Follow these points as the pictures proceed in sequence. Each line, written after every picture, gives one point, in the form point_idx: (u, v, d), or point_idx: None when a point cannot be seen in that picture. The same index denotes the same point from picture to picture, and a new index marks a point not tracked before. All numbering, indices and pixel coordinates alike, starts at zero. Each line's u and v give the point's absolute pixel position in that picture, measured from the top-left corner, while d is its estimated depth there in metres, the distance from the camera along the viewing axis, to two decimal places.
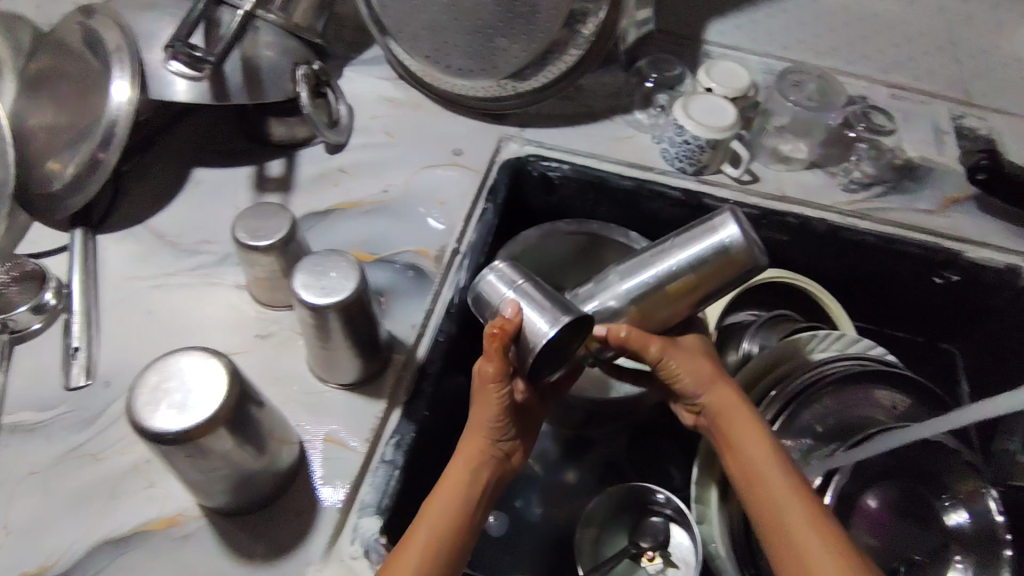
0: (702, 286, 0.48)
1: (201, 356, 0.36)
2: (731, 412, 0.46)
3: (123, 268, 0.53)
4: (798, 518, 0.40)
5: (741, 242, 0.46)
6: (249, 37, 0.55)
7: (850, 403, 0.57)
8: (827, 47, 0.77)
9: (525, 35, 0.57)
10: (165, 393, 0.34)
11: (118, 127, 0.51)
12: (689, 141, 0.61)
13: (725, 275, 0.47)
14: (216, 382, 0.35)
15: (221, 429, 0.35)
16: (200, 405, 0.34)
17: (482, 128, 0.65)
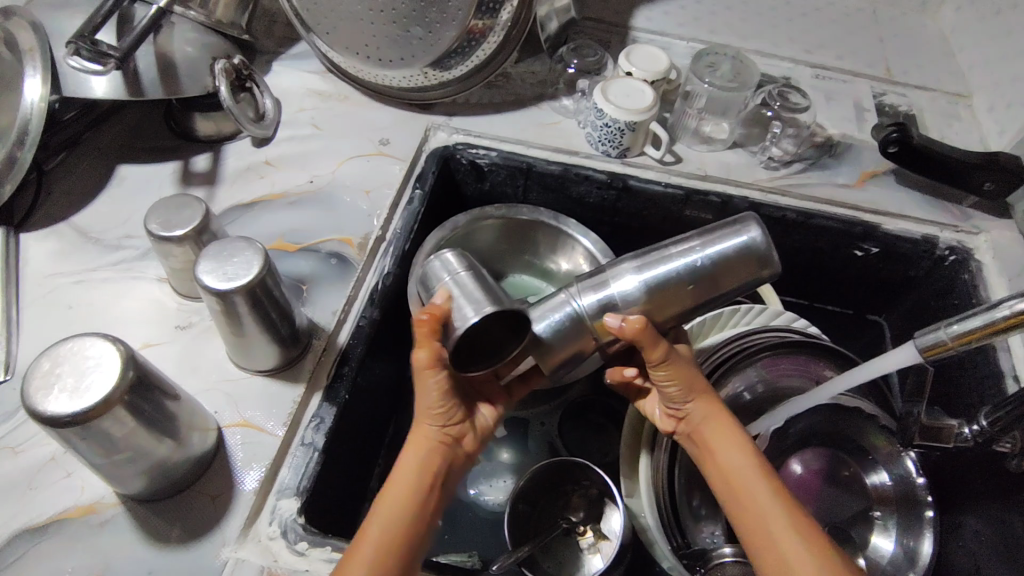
0: (717, 287, 0.43)
1: (99, 342, 0.37)
2: (715, 423, 0.45)
3: (45, 264, 0.54)
4: (787, 526, 0.39)
5: (766, 245, 0.42)
6: (165, 33, 0.56)
7: (774, 375, 0.57)
8: (752, 31, 0.79)
9: (440, 24, 0.59)
10: (58, 378, 0.35)
11: (31, 126, 0.52)
12: (609, 124, 0.62)
13: (744, 277, 0.43)
14: (110, 365, 0.36)
15: (116, 412, 0.36)
16: (95, 388, 0.35)
17: (410, 119, 0.67)
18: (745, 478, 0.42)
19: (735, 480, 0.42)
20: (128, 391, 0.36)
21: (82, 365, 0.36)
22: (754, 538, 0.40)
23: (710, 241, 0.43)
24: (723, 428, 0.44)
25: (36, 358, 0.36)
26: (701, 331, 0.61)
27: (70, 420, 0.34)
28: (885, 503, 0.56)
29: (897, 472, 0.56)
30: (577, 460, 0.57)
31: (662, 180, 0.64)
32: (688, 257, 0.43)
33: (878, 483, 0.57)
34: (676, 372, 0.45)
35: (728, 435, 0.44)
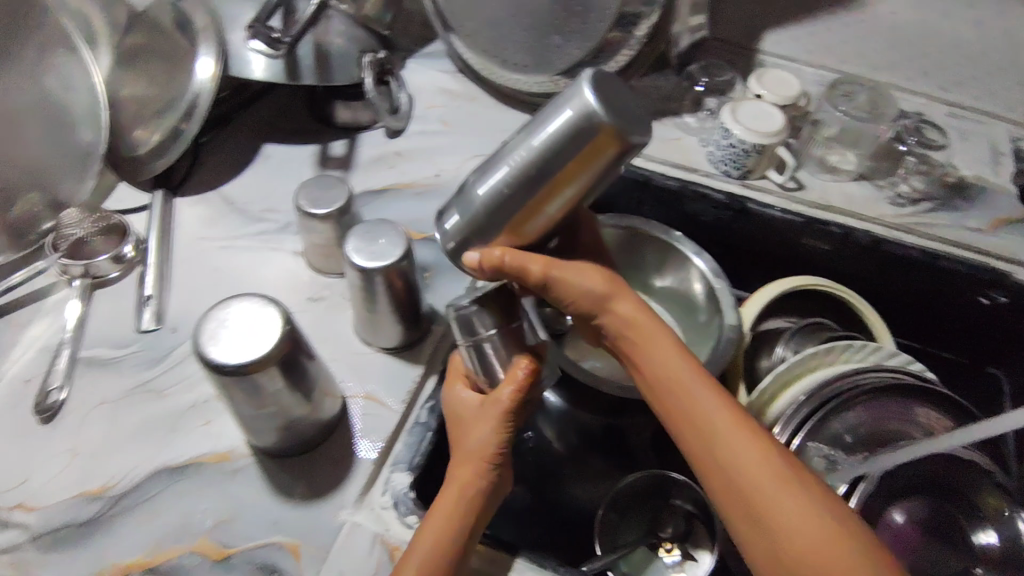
0: (588, 177, 0.35)
1: (264, 304, 0.40)
2: (643, 336, 0.39)
3: (196, 228, 0.58)
4: (757, 471, 0.34)
5: (604, 115, 0.32)
6: (323, 25, 0.60)
7: (872, 415, 0.56)
8: (884, 63, 0.77)
9: (580, 34, 0.60)
10: (228, 329, 0.38)
11: (200, 101, 0.56)
12: (735, 145, 0.62)
13: (595, 163, 0.34)
14: (272, 325, 0.39)
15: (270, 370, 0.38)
16: (254, 345, 0.38)
17: (525, 119, 0.68)
18: (705, 414, 0.36)
19: (683, 400, 0.37)
20: (283, 352, 0.39)
21: (246, 322, 0.39)
22: (716, 464, 0.35)
23: (542, 123, 0.34)
24: (657, 343, 0.39)
25: (207, 312, 0.39)
26: (812, 361, 0.60)
27: (230, 371, 0.37)
28: (988, 563, 0.54)
29: (1007, 533, 0.53)
30: (672, 476, 0.57)
31: (783, 206, 0.63)
32: (512, 157, 0.35)
33: (983, 542, 0.54)
34: (576, 285, 0.39)
35: (664, 341, 0.39)
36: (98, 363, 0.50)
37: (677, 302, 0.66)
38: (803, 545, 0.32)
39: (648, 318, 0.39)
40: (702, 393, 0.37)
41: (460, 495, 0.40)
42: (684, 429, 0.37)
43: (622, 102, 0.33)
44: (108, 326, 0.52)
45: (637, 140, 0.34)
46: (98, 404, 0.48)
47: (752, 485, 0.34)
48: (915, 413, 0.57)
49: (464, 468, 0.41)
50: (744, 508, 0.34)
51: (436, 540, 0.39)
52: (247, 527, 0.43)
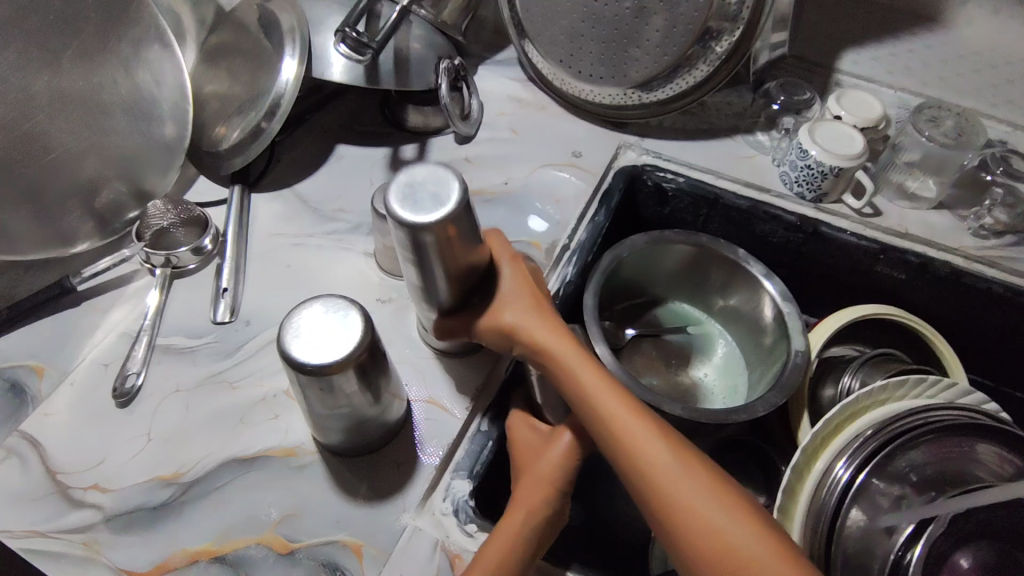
0: (454, 250, 0.40)
1: (347, 307, 0.40)
2: (564, 358, 0.43)
3: (271, 224, 0.59)
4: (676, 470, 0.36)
5: (413, 222, 0.37)
6: (403, 31, 0.61)
7: (943, 454, 0.53)
8: (968, 88, 0.75)
9: (661, 48, 0.60)
10: (311, 328, 0.39)
11: (283, 101, 0.57)
12: (812, 166, 0.61)
13: (449, 244, 0.39)
14: (353, 327, 0.39)
15: (348, 372, 0.39)
16: (336, 348, 0.38)
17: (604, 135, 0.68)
18: (625, 423, 0.39)
19: (595, 413, 0.40)
20: (363, 356, 0.39)
21: (328, 323, 0.39)
22: (627, 468, 0.38)
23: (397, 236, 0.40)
24: (574, 363, 0.43)
25: (292, 308, 0.40)
26: (881, 394, 0.58)
27: (310, 370, 0.38)
28: None
29: None
30: None
31: (857, 232, 0.62)
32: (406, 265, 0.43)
33: None
34: (494, 331, 0.46)
35: (585, 368, 0.42)
36: (174, 351, 0.51)
37: (741, 325, 0.66)
38: (718, 536, 0.33)
39: (556, 340, 0.44)
40: (609, 403, 0.40)
41: (527, 515, 0.40)
42: (614, 443, 0.39)
43: (421, 200, 0.37)
44: (185, 316, 0.53)
45: (451, 215, 0.37)
46: (173, 390, 0.49)
47: (657, 487, 0.36)
48: (989, 453, 0.54)
49: (531, 497, 0.41)
50: (666, 507, 0.35)
51: (503, 544, 0.39)
52: (311, 523, 0.44)
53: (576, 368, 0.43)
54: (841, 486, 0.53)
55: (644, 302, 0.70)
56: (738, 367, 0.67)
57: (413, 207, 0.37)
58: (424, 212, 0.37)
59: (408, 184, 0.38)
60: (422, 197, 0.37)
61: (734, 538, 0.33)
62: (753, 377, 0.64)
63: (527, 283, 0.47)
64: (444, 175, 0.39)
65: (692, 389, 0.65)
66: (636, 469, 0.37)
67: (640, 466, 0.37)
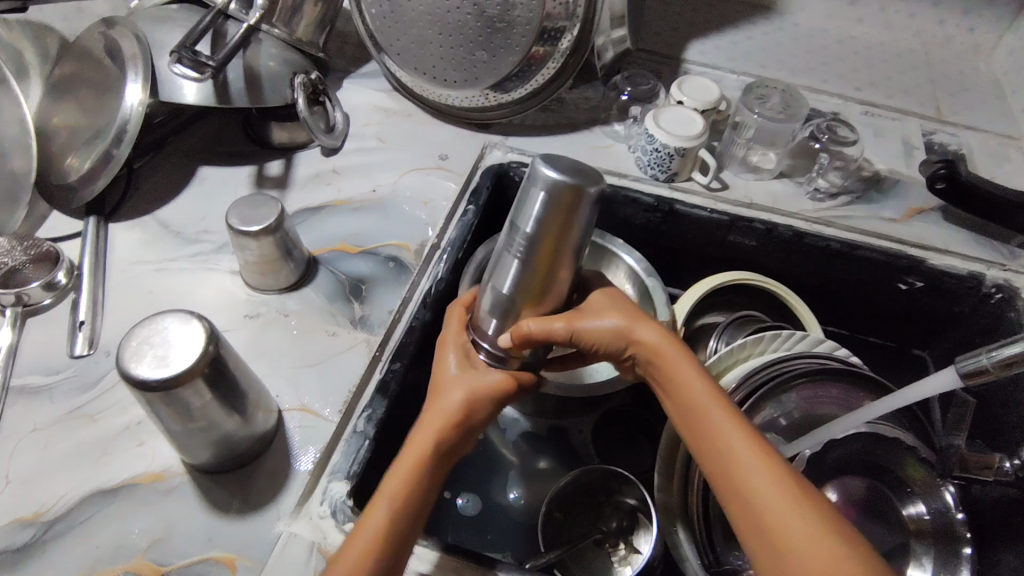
0: (570, 239, 0.38)
1: (192, 320, 0.40)
2: (664, 355, 0.43)
3: (131, 253, 0.58)
4: (782, 497, 0.35)
5: (566, 185, 0.35)
6: (253, 48, 0.62)
7: (800, 398, 0.58)
8: (802, 68, 0.81)
9: (504, 48, 0.62)
10: (151, 346, 0.39)
11: (129, 126, 0.56)
12: (659, 149, 0.65)
13: (576, 215, 0.36)
14: (195, 340, 0.39)
15: (200, 383, 0.39)
16: (178, 361, 0.38)
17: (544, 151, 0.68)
18: (728, 438, 0.38)
19: (696, 411, 0.40)
20: (212, 364, 0.39)
21: (170, 337, 0.39)
22: (714, 467, 0.38)
23: (520, 215, 0.38)
24: (673, 367, 0.42)
25: (132, 325, 0.39)
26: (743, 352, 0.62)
27: (150, 383, 0.37)
28: (922, 535, 0.55)
29: (935, 505, 0.55)
30: (616, 474, 0.58)
31: (709, 207, 0.66)
32: (515, 241, 0.39)
33: (915, 514, 0.56)
34: (596, 335, 0.45)
35: (688, 372, 0.42)
36: (30, 391, 0.50)
37: None
38: (789, 540, 0.34)
39: (668, 342, 0.44)
40: (717, 414, 0.39)
41: (433, 441, 0.40)
42: (710, 454, 0.39)
43: (562, 168, 0.36)
44: (40, 354, 0.52)
45: (591, 193, 0.36)
46: (29, 431, 0.48)
47: (738, 480, 0.37)
48: (846, 394, 0.59)
49: (439, 421, 0.41)
50: (759, 534, 0.35)
51: (404, 486, 0.38)
52: (182, 544, 0.43)
53: (676, 370, 0.42)
54: None
55: None
56: None
57: (557, 173, 0.36)
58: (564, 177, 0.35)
59: (554, 159, 0.37)
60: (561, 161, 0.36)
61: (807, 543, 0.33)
62: None
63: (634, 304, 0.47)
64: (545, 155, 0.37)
65: None
66: (728, 484, 0.37)
67: (731, 463, 0.37)
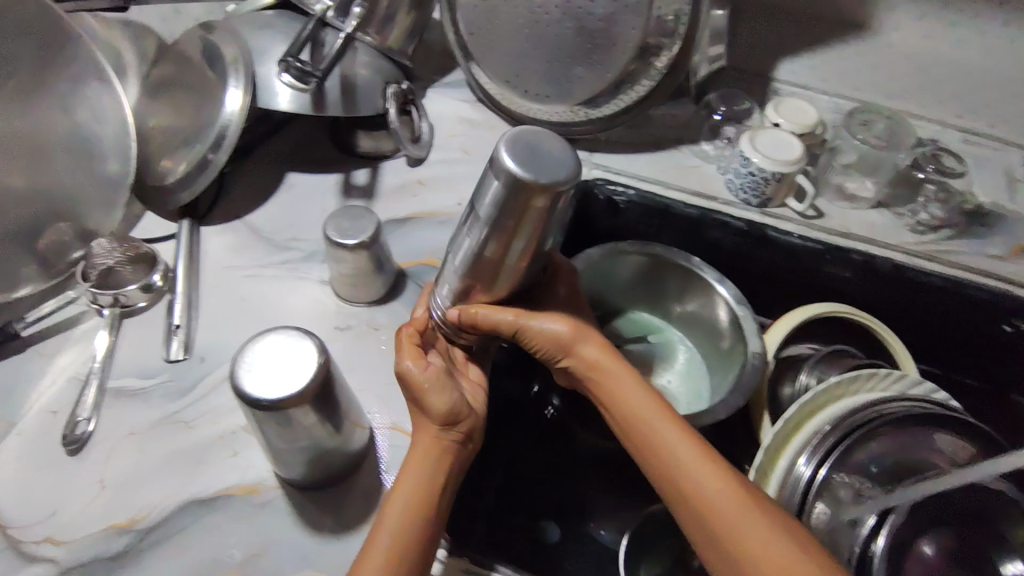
0: (528, 225, 0.36)
1: (305, 340, 0.40)
2: (607, 370, 0.46)
3: (223, 258, 0.58)
4: (735, 506, 0.39)
5: (534, 181, 0.33)
6: (348, 57, 0.61)
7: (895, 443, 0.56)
8: (898, 91, 0.78)
9: (601, 65, 0.62)
10: (264, 364, 0.39)
11: (229, 131, 0.57)
12: (755, 173, 0.63)
13: (536, 212, 0.35)
14: (307, 359, 0.39)
15: (307, 407, 0.38)
16: (289, 383, 0.38)
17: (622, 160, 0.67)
18: (680, 454, 0.41)
19: (642, 424, 0.44)
20: (318, 388, 0.38)
21: (284, 355, 0.39)
22: (664, 474, 0.42)
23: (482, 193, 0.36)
24: (617, 381, 0.45)
25: (249, 340, 0.40)
26: (837, 390, 0.60)
27: (260, 401, 0.37)
28: None
29: None
30: None
31: (803, 234, 0.64)
32: (473, 224, 0.38)
33: None
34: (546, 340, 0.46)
35: (631, 389, 0.45)
36: (126, 394, 0.50)
37: (699, 330, 0.68)
38: (746, 546, 0.38)
39: (609, 360, 0.46)
40: (666, 429, 0.43)
41: (422, 461, 0.42)
42: (663, 468, 0.42)
43: (537, 157, 0.34)
44: (135, 357, 0.52)
45: (558, 190, 0.34)
46: (126, 434, 0.48)
47: (695, 486, 0.40)
48: (940, 441, 0.57)
49: (424, 442, 0.43)
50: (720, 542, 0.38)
51: (420, 482, 0.42)
52: (276, 560, 0.43)
53: (618, 383, 0.45)
54: (804, 481, 0.55)
55: (604, 313, 0.72)
56: (697, 372, 0.68)
57: (525, 164, 0.33)
58: (531, 172, 0.33)
59: (530, 141, 0.34)
60: (535, 151, 0.34)
61: (758, 539, 0.37)
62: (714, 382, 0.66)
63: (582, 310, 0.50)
64: (520, 136, 0.35)
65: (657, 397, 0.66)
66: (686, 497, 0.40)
67: (681, 472, 0.41)
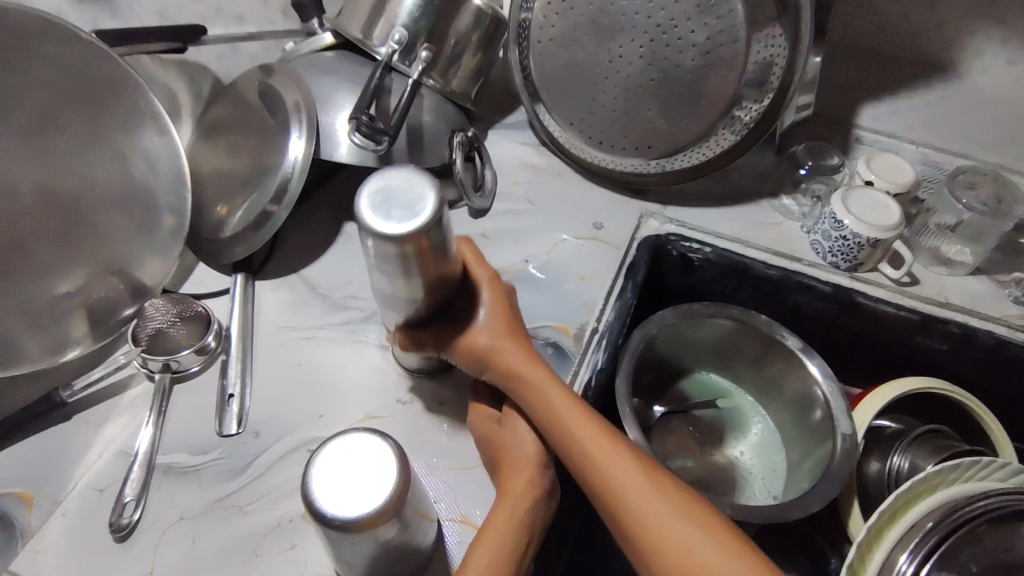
0: (424, 261, 0.40)
1: (384, 447, 0.36)
2: (520, 367, 0.45)
3: (278, 318, 0.55)
4: (643, 492, 0.38)
5: (402, 230, 0.37)
6: (415, 105, 0.59)
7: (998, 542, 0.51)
8: (991, 142, 0.72)
9: (685, 118, 0.57)
10: (335, 475, 0.35)
11: (291, 183, 0.53)
12: (847, 237, 0.58)
13: (427, 248, 0.40)
14: (387, 468, 0.35)
15: (382, 529, 0.34)
16: (358, 501, 0.34)
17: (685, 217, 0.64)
18: (595, 447, 0.41)
19: (563, 431, 0.42)
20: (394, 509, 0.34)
21: (358, 463, 0.35)
22: (587, 476, 0.40)
23: (371, 250, 0.40)
24: (526, 376, 0.44)
25: (327, 439, 0.36)
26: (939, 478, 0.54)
27: (324, 517, 0.33)
28: None
29: None
30: None
31: (894, 302, 0.59)
32: (379, 273, 0.42)
33: None
34: (467, 348, 0.46)
35: (545, 384, 0.44)
36: (177, 472, 0.46)
37: (778, 399, 0.63)
38: (663, 533, 0.36)
39: (522, 358, 0.45)
40: (575, 421, 0.42)
41: (510, 516, 0.40)
42: (582, 462, 0.41)
43: (399, 208, 0.38)
44: (187, 429, 0.49)
45: (426, 225, 0.38)
46: (176, 520, 0.44)
47: (616, 488, 0.39)
48: None
49: (518, 490, 0.41)
50: (636, 531, 0.37)
51: (499, 540, 0.39)
52: None
53: (529, 375, 0.44)
54: None
55: (670, 374, 0.67)
56: (775, 451, 0.63)
57: (390, 217, 0.38)
58: (402, 222, 0.38)
59: (386, 193, 0.40)
60: (395, 204, 0.38)
61: (668, 529, 0.36)
62: (792, 457, 0.62)
63: (504, 308, 0.48)
64: (375, 191, 0.39)
65: (730, 472, 0.62)
66: (603, 489, 0.39)
67: (599, 472, 0.40)
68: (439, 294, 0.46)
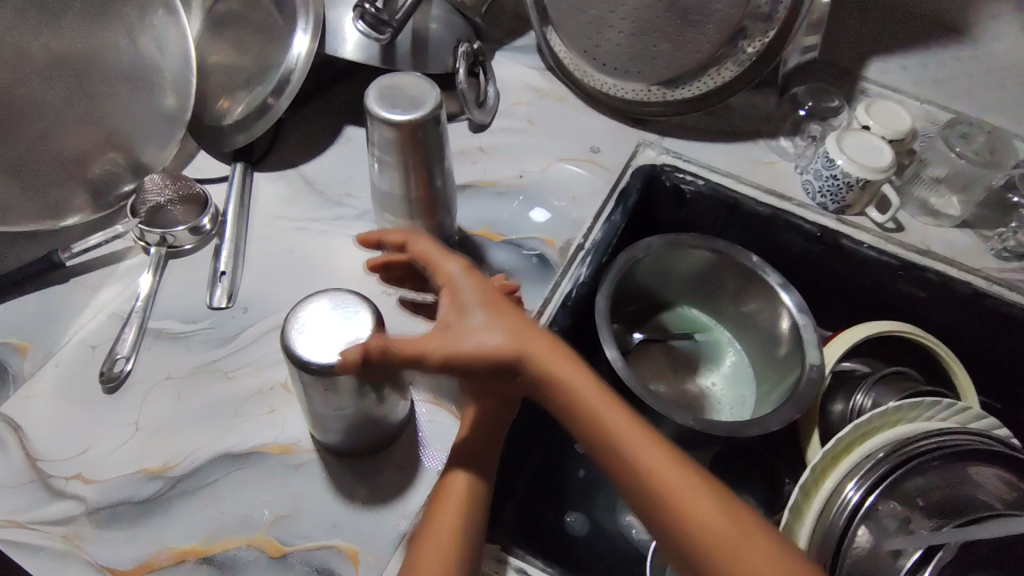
0: (421, 156, 0.44)
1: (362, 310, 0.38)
2: (544, 359, 0.36)
3: (273, 207, 0.57)
4: (698, 507, 0.32)
5: (403, 118, 0.41)
6: (423, 9, 0.59)
7: (953, 478, 0.51)
8: (997, 105, 0.71)
9: (690, 44, 0.58)
10: (310, 327, 0.37)
11: (294, 76, 0.54)
12: (838, 177, 0.59)
13: (426, 142, 0.43)
14: (361, 327, 0.37)
15: (340, 370, 0.36)
16: (327, 350, 0.36)
17: (682, 149, 0.65)
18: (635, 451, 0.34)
19: (587, 421, 0.35)
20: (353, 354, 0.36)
21: (334, 318, 0.37)
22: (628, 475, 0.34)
23: (375, 146, 0.44)
24: (548, 372, 0.36)
25: (314, 294, 0.39)
26: (898, 415, 0.56)
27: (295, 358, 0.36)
28: None
29: None
30: None
31: (877, 247, 0.60)
32: (380, 174, 0.46)
33: None
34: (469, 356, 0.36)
35: (569, 371, 0.36)
36: (167, 337, 0.49)
37: (753, 333, 0.65)
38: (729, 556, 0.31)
39: (546, 352, 0.36)
40: (612, 416, 0.35)
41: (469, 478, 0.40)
42: (620, 466, 0.34)
43: (402, 100, 0.42)
44: (179, 300, 0.51)
45: (425, 117, 0.42)
46: (164, 378, 0.47)
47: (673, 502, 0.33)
48: (985, 474, 0.51)
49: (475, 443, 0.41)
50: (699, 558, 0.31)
51: (459, 499, 0.39)
52: (306, 527, 0.42)
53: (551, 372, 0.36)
54: (851, 506, 0.50)
55: (652, 306, 0.69)
56: (745, 381, 0.65)
57: (393, 107, 0.42)
58: (403, 112, 0.41)
59: (390, 87, 0.43)
60: (399, 96, 0.42)
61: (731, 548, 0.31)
62: (762, 390, 0.64)
63: (491, 291, 0.40)
64: (379, 88, 0.43)
65: (700, 399, 0.64)
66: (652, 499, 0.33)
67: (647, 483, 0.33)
68: (431, 195, 0.47)
